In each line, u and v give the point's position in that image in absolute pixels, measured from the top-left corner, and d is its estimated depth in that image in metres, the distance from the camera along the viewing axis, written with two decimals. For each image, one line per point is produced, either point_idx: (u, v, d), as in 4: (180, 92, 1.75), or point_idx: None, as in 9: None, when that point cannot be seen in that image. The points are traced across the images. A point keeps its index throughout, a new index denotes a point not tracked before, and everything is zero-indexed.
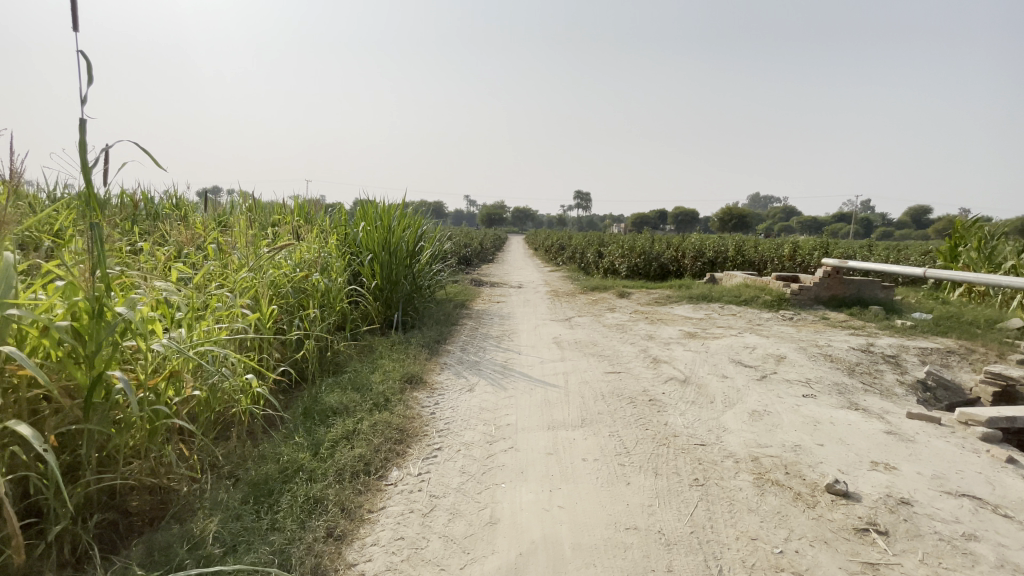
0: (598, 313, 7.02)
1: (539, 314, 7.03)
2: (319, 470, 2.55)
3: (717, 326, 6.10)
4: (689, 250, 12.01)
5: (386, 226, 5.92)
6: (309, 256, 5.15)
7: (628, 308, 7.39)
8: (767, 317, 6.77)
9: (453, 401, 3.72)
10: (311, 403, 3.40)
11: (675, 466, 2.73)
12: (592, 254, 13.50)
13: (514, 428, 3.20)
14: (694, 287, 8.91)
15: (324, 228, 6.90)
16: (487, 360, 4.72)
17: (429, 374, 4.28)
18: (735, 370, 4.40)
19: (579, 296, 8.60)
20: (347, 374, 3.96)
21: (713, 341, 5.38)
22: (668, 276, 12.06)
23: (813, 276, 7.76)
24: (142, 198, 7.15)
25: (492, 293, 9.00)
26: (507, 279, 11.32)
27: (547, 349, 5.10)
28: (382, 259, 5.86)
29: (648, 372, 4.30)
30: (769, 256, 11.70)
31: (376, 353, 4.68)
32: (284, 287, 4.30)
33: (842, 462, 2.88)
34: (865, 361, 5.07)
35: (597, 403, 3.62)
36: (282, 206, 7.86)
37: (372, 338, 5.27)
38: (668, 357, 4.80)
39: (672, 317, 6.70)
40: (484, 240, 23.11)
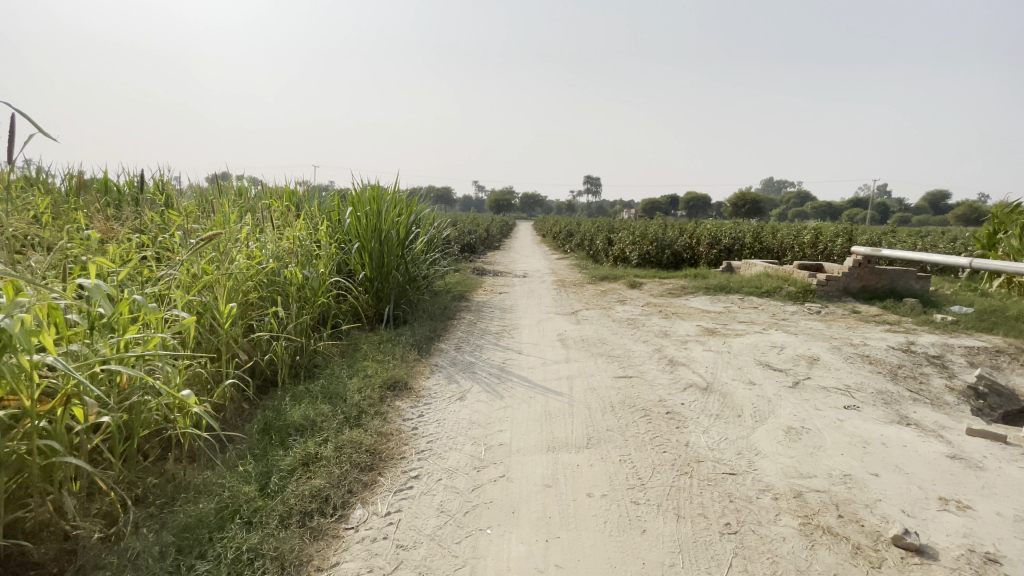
0: (607, 306, 6.50)
1: (544, 307, 6.52)
2: (263, 512, 2.08)
3: (739, 322, 5.56)
4: (704, 236, 11.41)
5: (376, 212, 5.40)
6: (288, 244, 4.67)
7: (640, 299, 6.86)
8: (793, 311, 6.21)
9: (440, 412, 3.24)
10: (273, 417, 2.93)
11: (701, 504, 2.24)
12: (601, 240, 12.93)
13: (507, 450, 2.72)
14: (710, 276, 8.34)
15: (313, 214, 6.40)
16: (483, 361, 4.24)
17: (416, 378, 3.80)
18: (763, 376, 3.88)
19: (587, 286, 8.07)
20: (320, 380, 3.48)
21: (736, 339, 4.85)
22: (682, 264, 11.49)
23: (841, 266, 7.17)
24: (122, 182, 6.68)
25: (494, 283, 8.50)
26: (512, 268, 10.82)
27: (551, 348, 4.60)
28: (372, 247, 5.36)
29: (664, 378, 3.80)
30: (789, 244, 11.07)
31: (357, 354, 4.20)
32: (253, 281, 3.83)
33: (903, 500, 2.38)
34: (907, 362, 4.53)
35: (606, 416, 3.12)
36: (272, 190, 7.36)
37: (357, 335, 4.79)
38: (686, 357, 4.29)
39: (689, 310, 6.16)
40: (492, 227, 22.67)
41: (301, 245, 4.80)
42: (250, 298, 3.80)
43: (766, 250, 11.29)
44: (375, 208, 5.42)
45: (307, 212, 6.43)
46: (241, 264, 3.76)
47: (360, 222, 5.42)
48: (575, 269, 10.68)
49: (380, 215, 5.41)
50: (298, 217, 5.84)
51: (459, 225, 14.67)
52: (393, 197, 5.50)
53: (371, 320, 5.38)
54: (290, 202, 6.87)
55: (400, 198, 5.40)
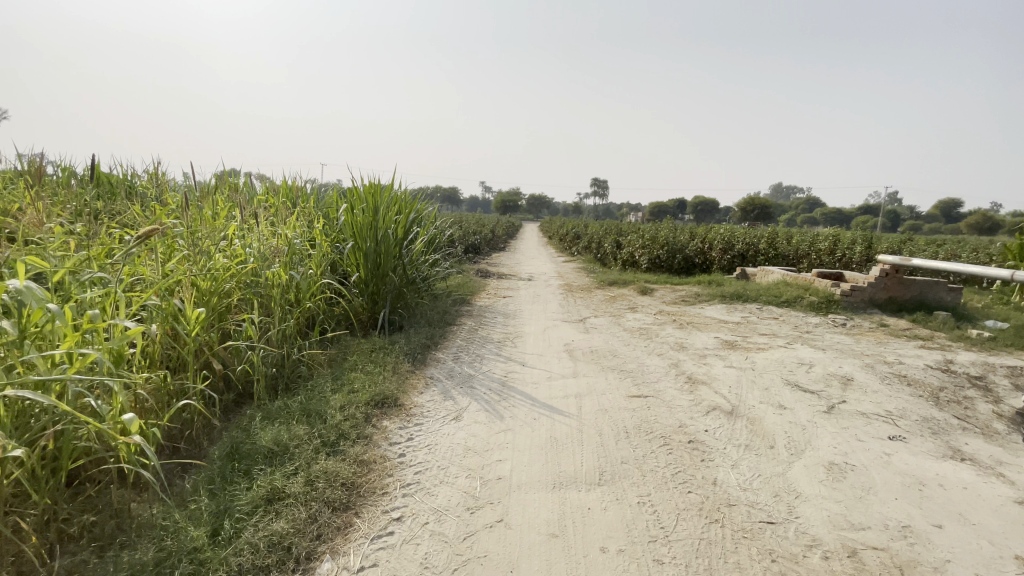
0: (617, 314, 6.11)
1: (550, 314, 6.13)
2: (208, 568, 1.72)
3: (760, 334, 5.16)
4: (717, 241, 10.99)
5: (373, 210, 5.02)
6: (276, 242, 4.32)
7: (652, 307, 6.46)
8: (816, 323, 5.80)
9: (432, 435, 2.86)
10: (240, 441, 2.58)
11: (736, 565, 1.86)
12: (610, 243, 12.53)
13: (506, 486, 2.34)
14: (726, 283, 7.93)
15: (309, 212, 6.06)
16: (483, 374, 3.86)
17: (408, 392, 3.43)
18: (793, 399, 3.48)
19: (596, 291, 7.68)
20: (299, 395, 3.12)
21: (759, 354, 4.46)
22: (693, 270, 11.08)
23: (867, 275, 6.75)
24: (110, 174, 6.35)
25: (498, 287, 8.13)
26: (517, 270, 10.44)
27: (558, 360, 4.22)
28: (367, 247, 4.97)
29: (684, 398, 3.41)
30: (806, 250, 10.63)
31: (342, 363, 3.84)
32: (229, 283, 3.49)
33: (978, 561, 1.98)
34: (949, 383, 4.11)
35: (620, 445, 2.74)
36: (268, 185, 7.02)
37: (345, 341, 4.42)
38: (706, 375, 3.90)
39: (705, 320, 5.77)
40: (498, 227, 22.32)
41: (289, 243, 4.45)
42: (225, 301, 3.47)
43: (782, 256, 10.85)
44: (371, 205, 5.03)
45: (302, 209, 6.09)
46: (215, 263, 3.42)
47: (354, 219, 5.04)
48: (583, 273, 10.29)
49: (377, 213, 5.03)
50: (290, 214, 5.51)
51: (464, 226, 14.30)
52: (392, 193, 5.10)
53: (363, 324, 5.03)
54: (287, 199, 6.53)
55: (400, 194, 5.02)
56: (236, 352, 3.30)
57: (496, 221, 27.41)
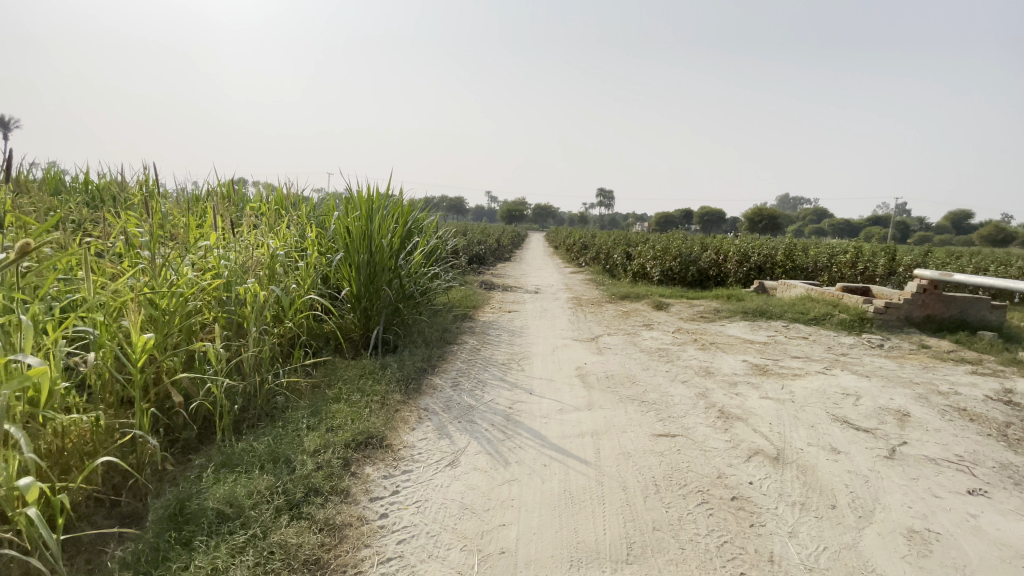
0: (632, 332, 5.63)
1: (559, 331, 5.65)
2: None
3: (793, 357, 4.67)
4: (733, 253, 10.49)
5: (368, 218, 4.58)
6: (256, 254, 3.90)
7: (670, 324, 5.97)
8: (851, 345, 5.30)
9: (423, 487, 2.39)
10: (186, 497, 2.11)
11: None
12: (619, 254, 12.04)
13: (512, 564, 1.87)
14: (745, 298, 7.44)
15: (302, 221, 5.64)
16: (485, 405, 3.39)
17: (398, 428, 2.97)
18: (846, 440, 2.99)
19: (607, 306, 7.20)
20: (268, 435, 2.66)
21: (796, 383, 3.97)
22: (707, 282, 10.59)
23: (903, 291, 6.27)
24: (87, 178, 5.95)
25: (503, 300, 7.66)
26: (523, 282, 9.99)
27: (570, 387, 3.74)
28: (360, 259, 4.53)
29: (719, 439, 2.93)
30: (826, 263, 10.10)
31: (325, 392, 3.39)
32: (194, 303, 3.06)
33: None
34: (1016, 418, 3.61)
35: (649, 505, 2.26)
36: (259, 192, 6.61)
37: (333, 363, 3.96)
38: (741, 408, 3.41)
39: (729, 340, 5.27)
40: (503, 237, 21.93)
41: (272, 255, 4.03)
42: (191, 322, 3.04)
43: (800, 269, 10.33)
44: (365, 213, 4.60)
45: (295, 219, 5.66)
46: (177, 280, 2.99)
47: (346, 228, 4.60)
48: (592, 285, 9.79)
49: (371, 222, 4.59)
50: (280, 223, 5.10)
51: (468, 235, 13.85)
52: (388, 201, 4.67)
53: (356, 344, 4.57)
54: (280, 207, 6.10)
55: (397, 202, 4.58)
56: (198, 382, 2.86)
57: (501, 230, 26.97)
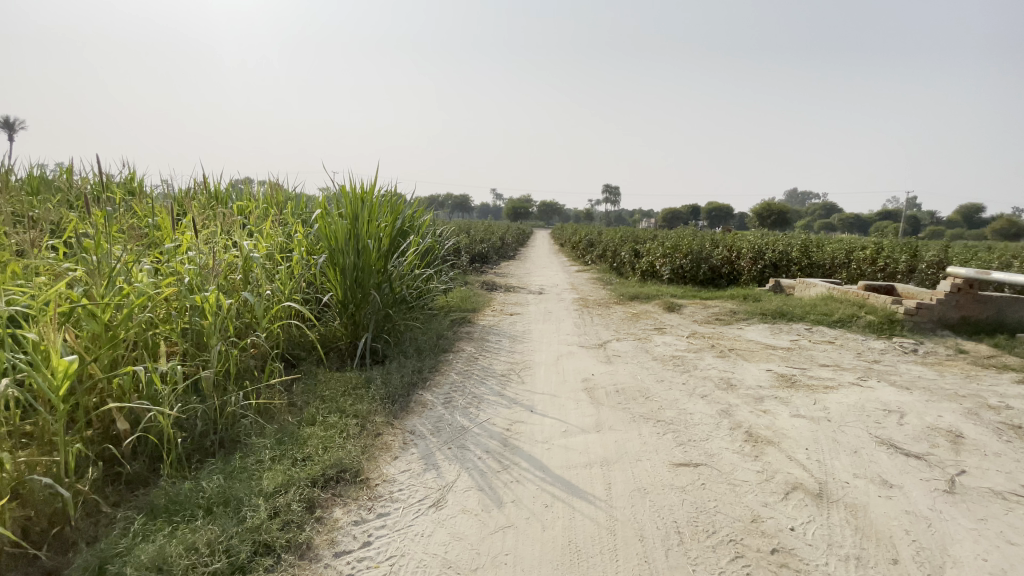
0: (643, 337, 5.21)
1: (564, 336, 5.24)
2: None
3: (821, 367, 4.23)
4: (746, 250, 10.02)
5: (353, 213, 4.18)
6: (226, 258, 3.54)
7: (684, 328, 5.54)
8: (882, 351, 4.86)
9: (398, 537, 2.00)
10: (105, 559, 1.74)
11: None
12: (627, 252, 11.58)
13: None
14: (763, 298, 6.98)
15: (288, 222, 5.26)
16: (480, 426, 2.99)
17: (377, 458, 2.58)
18: (896, 470, 2.58)
19: (615, 307, 6.77)
20: (220, 474, 2.28)
21: (830, 397, 3.54)
22: (720, 280, 10.11)
23: (935, 291, 5.81)
24: (62, 176, 5.60)
25: (505, 302, 7.26)
26: (527, 282, 9.56)
27: (576, 404, 3.34)
28: (344, 259, 4.12)
29: (749, 472, 2.52)
30: (844, 260, 9.72)
31: (298, 414, 3.01)
32: (144, 315, 2.71)
33: None
34: None
35: (672, 562, 1.86)
36: (246, 190, 6.24)
37: (312, 378, 3.58)
38: (771, 429, 2.99)
39: (749, 346, 4.85)
40: (507, 235, 21.49)
41: (242, 256, 3.66)
42: (142, 336, 2.69)
43: (817, 265, 9.99)
44: (351, 209, 4.19)
45: (281, 218, 5.28)
46: (121, 289, 2.64)
47: (327, 226, 4.20)
48: (599, 285, 9.34)
49: (357, 218, 4.19)
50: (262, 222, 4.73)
51: (470, 233, 13.38)
52: (376, 196, 4.26)
53: (341, 353, 4.18)
54: (266, 207, 5.72)
55: (386, 198, 4.17)
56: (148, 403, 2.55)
57: (505, 228, 26.45)
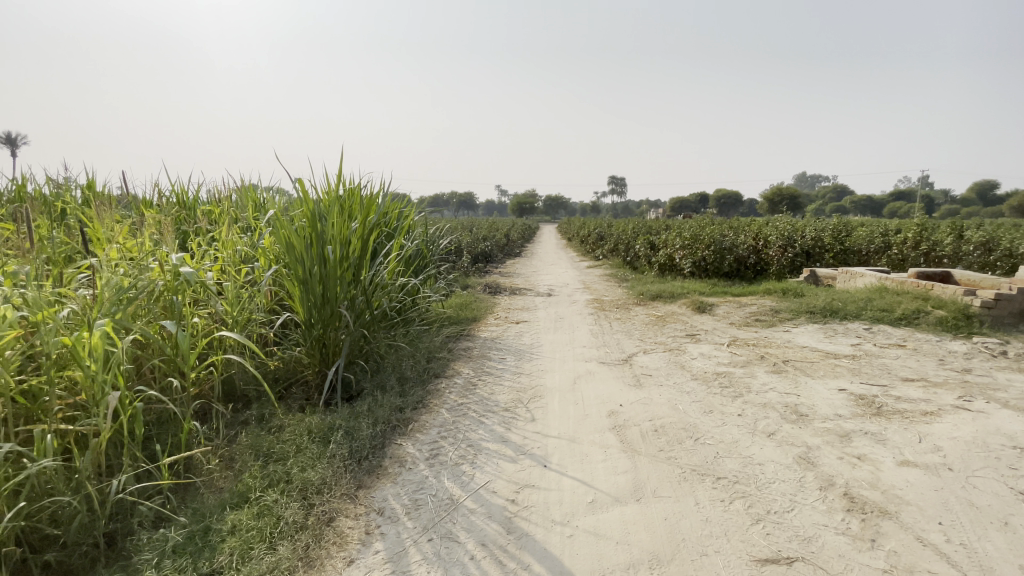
0: (674, 347, 4.37)
1: (580, 350, 4.41)
2: None
3: (906, 384, 3.38)
4: (773, 237, 9.08)
5: (314, 211, 3.33)
6: (143, 280, 2.75)
7: (721, 334, 4.69)
8: (969, 356, 3.98)
9: None
10: None
11: None
12: (642, 245, 10.63)
13: None
14: (805, 293, 6.10)
15: (249, 228, 4.46)
16: (475, 497, 2.19)
17: (321, 565, 1.79)
18: None
19: (636, 310, 5.92)
20: None
21: (936, 430, 2.70)
22: (745, 272, 9.15)
23: (1016, 279, 4.92)
24: None
25: (510, 308, 6.42)
26: (534, 283, 8.71)
27: (604, 455, 2.52)
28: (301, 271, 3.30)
29: (872, 573, 1.69)
30: (881, 245, 8.86)
31: (228, 491, 2.24)
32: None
33: None
34: None
35: None
36: (211, 195, 5.46)
37: (259, 431, 2.83)
38: (877, 490, 2.16)
39: (806, 357, 4.00)
40: (512, 232, 20.68)
41: (166, 272, 2.90)
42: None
43: (852, 251, 9.15)
44: (311, 206, 3.34)
45: (243, 223, 4.49)
46: None
47: (280, 230, 3.36)
48: (613, 283, 8.47)
49: (319, 218, 3.34)
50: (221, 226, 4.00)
51: (472, 233, 12.47)
52: (346, 189, 3.40)
53: (306, 387, 3.42)
54: (233, 211, 4.95)
55: (357, 192, 3.30)
56: (3, 478, 1.85)
57: (509, 224, 25.52)
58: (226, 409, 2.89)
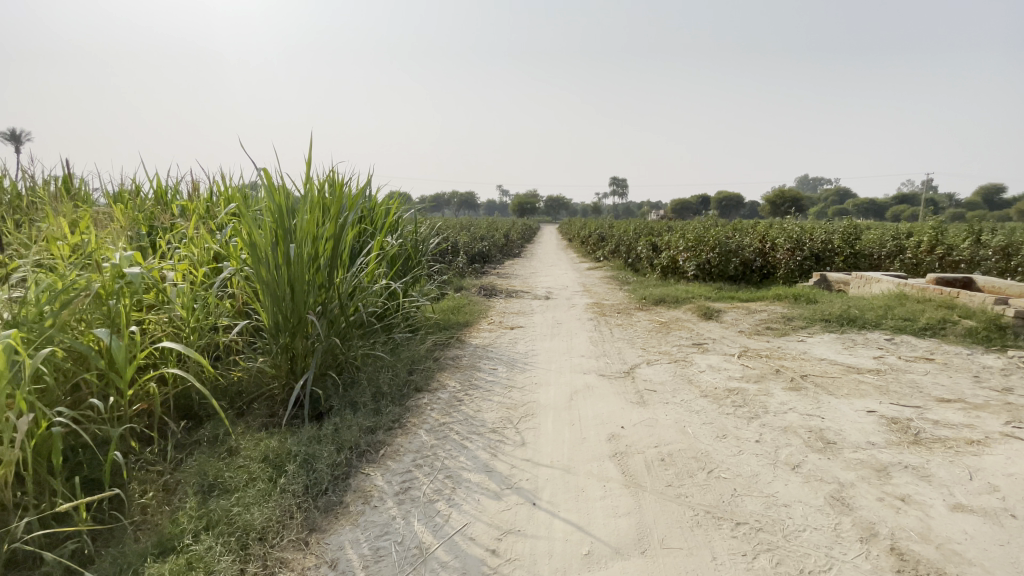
0: (681, 357, 4.00)
1: (579, 359, 4.04)
2: None
3: (942, 407, 3.03)
4: (783, 240, 8.63)
5: (281, 204, 2.95)
6: (76, 285, 2.40)
7: (731, 344, 4.33)
8: (1006, 372, 3.62)
9: None
10: None
11: None
12: (644, 246, 10.25)
13: None
14: (819, 299, 5.73)
15: (218, 224, 4.10)
16: (451, 545, 1.83)
17: None
18: None
19: (639, 315, 5.56)
20: None
21: (987, 465, 2.34)
22: (752, 276, 8.79)
23: None
24: None
25: (505, 311, 6.05)
26: (531, 285, 8.34)
27: (604, 491, 2.16)
28: (264, 271, 2.92)
29: None
30: (893, 250, 8.51)
31: (156, 533, 1.90)
32: None
33: None
34: None
35: None
36: (184, 188, 5.09)
37: (210, 454, 2.50)
38: (930, 544, 1.81)
39: (826, 371, 3.64)
40: (511, 232, 20.33)
41: (106, 271, 2.56)
42: None
43: (863, 255, 8.80)
44: (278, 197, 2.96)
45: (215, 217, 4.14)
46: None
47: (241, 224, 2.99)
48: (615, 286, 8.11)
49: (286, 212, 2.95)
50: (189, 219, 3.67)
51: (469, 231, 12.10)
52: (322, 180, 3.00)
53: (271, 400, 3.08)
54: (210, 206, 4.60)
55: (333, 182, 2.90)
56: None
57: (509, 224, 25.08)
58: (176, 427, 2.61)
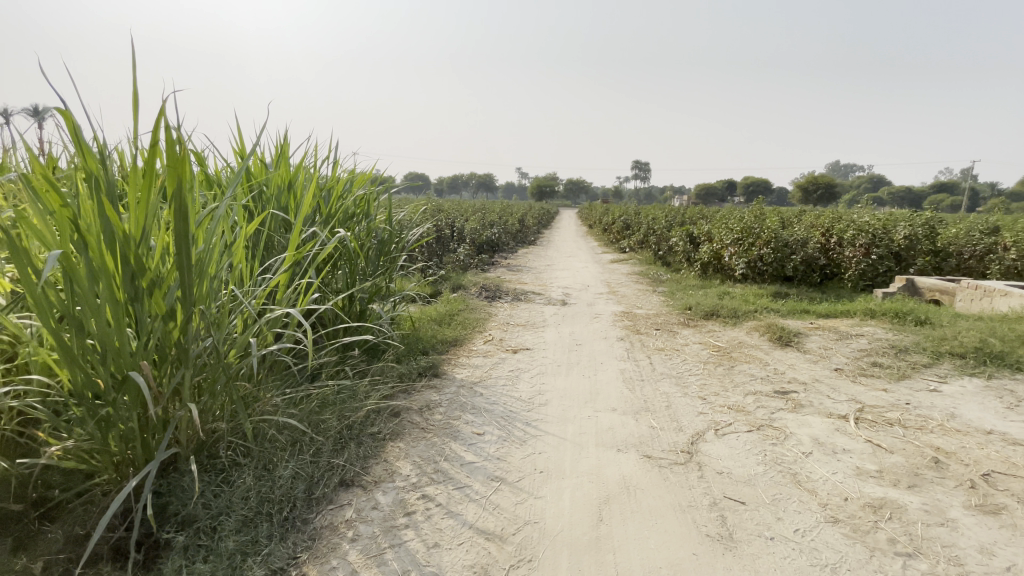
0: (764, 421, 2.62)
1: (608, 417, 2.68)
2: None
3: None
4: (854, 235, 7.09)
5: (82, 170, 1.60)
6: None
7: (832, 396, 2.93)
8: None
9: None
10: None
11: None
12: (681, 237, 8.78)
13: None
14: (928, 318, 4.27)
15: None
16: None
17: None
18: None
19: (685, 335, 4.17)
20: None
21: None
22: (813, 278, 7.31)
23: None
24: None
25: (509, 323, 4.69)
26: (547, 283, 6.96)
27: None
28: (57, 293, 1.66)
29: None
30: (989, 248, 6.95)
31: None
32: None
33: None
34: None
35: None
36: None
37: None
38: None
39: (1012, 461, 2.24)
40: (528, 218, 18.91)
41: None
42: None
43: (947, 255, 7.27)
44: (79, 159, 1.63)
45: None
46: None
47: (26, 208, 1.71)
48: (647, 287, 6.69)
49: (95, 189, 1.66)
50: None
51: (480, 217, 10.72)
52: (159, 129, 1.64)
53: (85, 509, 1.88)
54: None
55: (171, 131, 1.58)
56: None
57: (527, 210, 23.62)
58: None
